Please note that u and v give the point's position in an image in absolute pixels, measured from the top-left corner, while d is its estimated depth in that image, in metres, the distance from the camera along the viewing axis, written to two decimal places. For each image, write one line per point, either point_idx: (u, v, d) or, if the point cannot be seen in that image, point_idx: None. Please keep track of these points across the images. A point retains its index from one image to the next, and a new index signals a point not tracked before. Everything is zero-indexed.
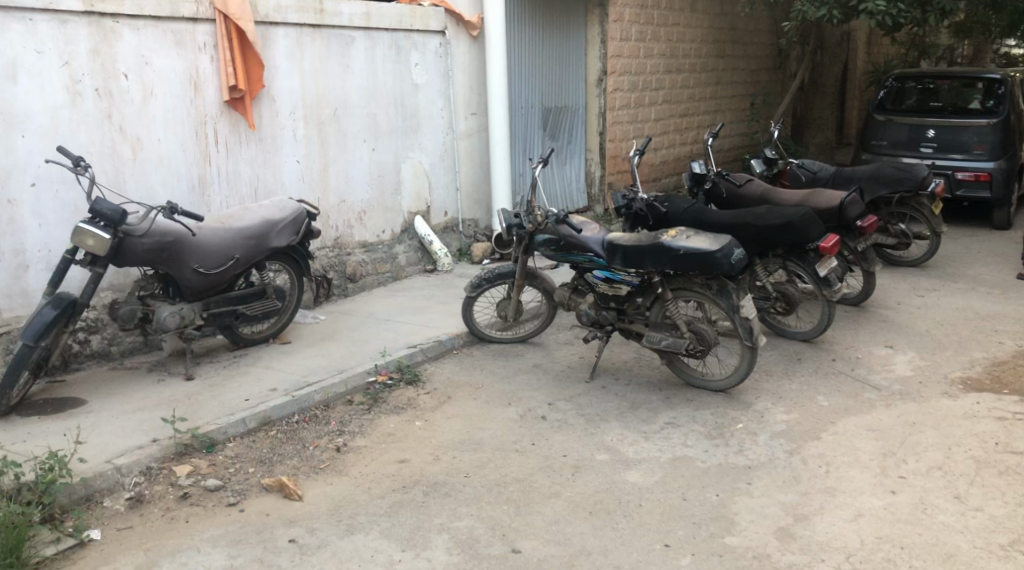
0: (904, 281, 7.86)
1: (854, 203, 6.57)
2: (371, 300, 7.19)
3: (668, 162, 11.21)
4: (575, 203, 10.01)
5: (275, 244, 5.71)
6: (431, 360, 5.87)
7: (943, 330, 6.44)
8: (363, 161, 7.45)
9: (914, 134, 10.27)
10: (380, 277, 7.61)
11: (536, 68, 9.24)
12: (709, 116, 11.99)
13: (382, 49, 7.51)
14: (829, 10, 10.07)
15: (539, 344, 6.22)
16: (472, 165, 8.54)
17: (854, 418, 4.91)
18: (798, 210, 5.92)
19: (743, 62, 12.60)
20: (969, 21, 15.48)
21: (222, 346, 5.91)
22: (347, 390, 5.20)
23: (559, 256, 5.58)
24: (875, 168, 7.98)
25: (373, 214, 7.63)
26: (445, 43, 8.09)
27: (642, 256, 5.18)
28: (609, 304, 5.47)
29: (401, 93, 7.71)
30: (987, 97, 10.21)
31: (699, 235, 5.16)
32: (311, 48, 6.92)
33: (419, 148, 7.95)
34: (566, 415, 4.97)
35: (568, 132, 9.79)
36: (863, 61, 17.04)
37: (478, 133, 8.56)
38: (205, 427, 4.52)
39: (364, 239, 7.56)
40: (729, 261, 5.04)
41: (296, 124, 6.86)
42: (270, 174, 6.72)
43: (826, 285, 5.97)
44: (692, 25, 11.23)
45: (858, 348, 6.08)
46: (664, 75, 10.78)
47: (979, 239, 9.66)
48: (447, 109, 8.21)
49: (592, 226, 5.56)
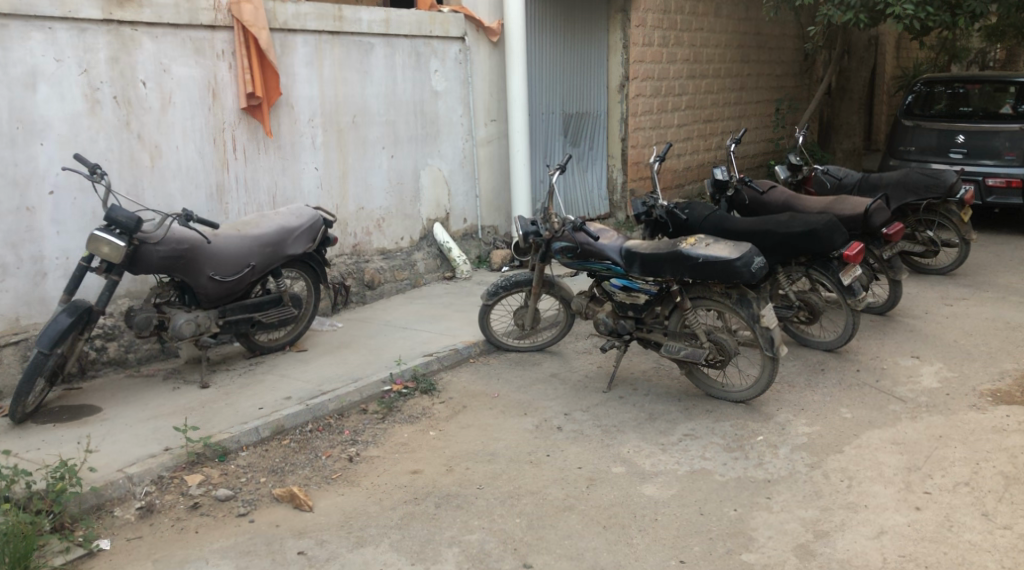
0: (932, 290, 7.70)
1: (880, 210, 6.43)
2: (390, 307, 7.16)
3: (691, 168, 11.10)
4: (597, 210, 9.93)
5: (291, 252, 5.68)
6: (447, 369, 5.82)
7: (972, 340, 6.29)
8: (382, 168, 7.44)
9: (944, 139, 10.14)
10: (399, 284, 7.58)
11: (557, 74, 9.19)
12: (734, 122, 11.87)
13: (401, 56, 7.49)
14: (856, 15, 9.92)
15: (557, 353, 6.15)
16: (493, 172, 8.50)
17: (878, 431, 4.79)
18: (821, 217, 5.80)
19: (769, 67, 12.47)
20: (1000, 24, 15.21)
21: (238, 354, 5.89)
22: (362, 399, 5.16)
23: (577, 264, 5.51)
24: (903, 174, 7.82)
25: (393, 221, 7.60)
26: (466, 49, 8.06)
27: (660, 264, 5.10)
28: (627, 312, 5.40)
29: (420, 100, 7.69)
30: (1019, 101, 9.92)
31: (719, 244, 5.04)
32: (330, 55, 6.91)
33: (438, 155, 7.93)
34: (583, 426, 4.90)
35: (590, 138, 9.73)
36: (892, 65, 16.82)
37: (499, 140, 8.52)
38: (218, 436, 4.50)
39: (382, 247, 7.53)
40: (749, 269, 4.91)
41: (315, 132, 6.85)
42: (289, 182, 6.71)
43: (849, 294, 5.87)
44: (716, 31, 11.12)
45: (884, 359, 5.95)
46: (687, 80, 10.68)
47: (1010, 247, 9.46)
48: (467, 116, 8.18)
49: (608, 234, 5.50)
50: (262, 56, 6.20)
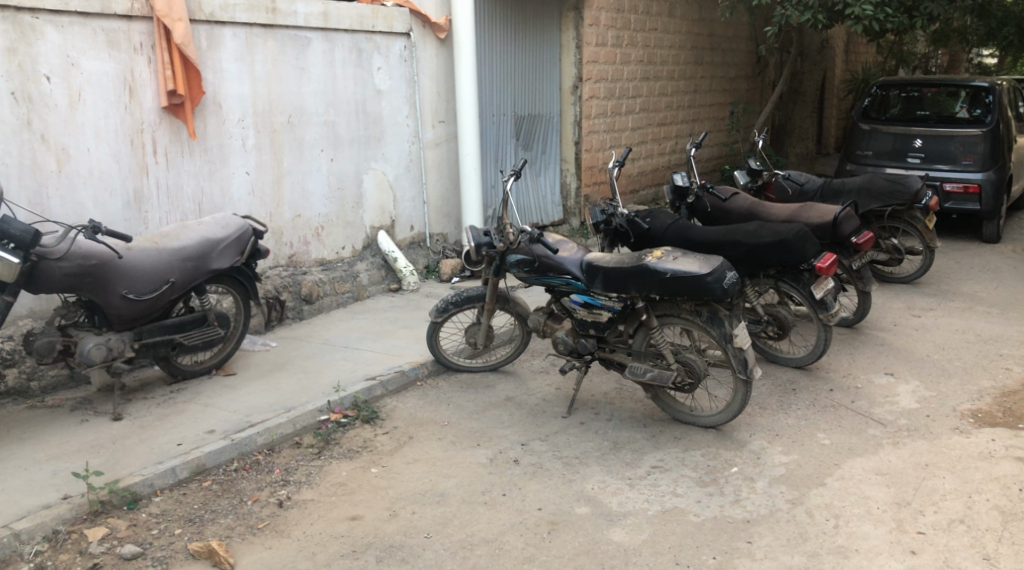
0: (898, 300, 7.42)
1: (849, 218, 6.13)
2: (330, 323, 6.62)
3: (646, 173, 10.76)
4: (550, 216, 9.52)
5: (216, 266, 5.12)
6: (392, 394, 5.31)
7: (945, 355, 5.99)
8: (321, 173, 6.91)
9: (900, 143, 9.87)
10: (340, 298, 7.03)
11: (508, 74, 8.74)
12: (688, 125, 11.56)
13: (341, 52, 6.97)
14: (814, 15, 9.64)
15: (511, 373, 5.69)
16: (441, 177, 8.01)
17: (861, 460, 4.43)
18: (791, 227, 5.45)
19: (723, 70, 12.20)
20: (948, 30, 15.20)
21: (159, 379, 5.32)
22: (295, 430, 4.67)
23: (534, 278, 5.05)
24: (865, 180, 7.68)
25: (333, 229, 7.07)
26: (411, 46, 7.56)
27: (624, 279, 4.67)
28: (588, 330, 4.95)
29: (362, 99, 7.18)
30: (973, 105, 9.80)
31: (688, 258, 4.64)
32: (262, 50, 6.36)
33: (383, 159, 7.42)
34: (542, 459, 4.44)
35: (543, 142, 9.31)
36: (841, 69, 16.75)
37: (447, 142, 8.04)
38: (127, 479, 3.96)
39: (322, 257, 7.00)
40: (721, 285, 4.51)
41: (245, 133, 6.30)
42: (217, 188, 6.14)
43: (822, 308, 5.51)
44: (670, 31, 10.78)
45: (857, 377, 5.61)
46: (641, 82, 10.32)
47: (969, 254, 9.28)
48: (413, 117, 7.68)
49: (568, 246, 5.07)
50: (182, 50, 5.58)
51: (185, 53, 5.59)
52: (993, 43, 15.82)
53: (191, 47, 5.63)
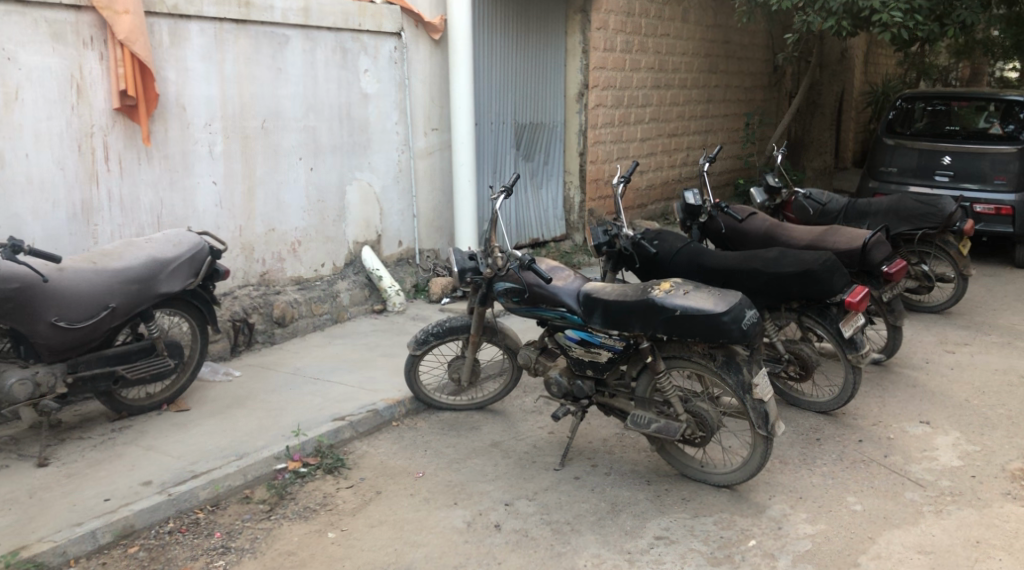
0: (930, 333, 6.78)
1: (880, 244, 5.56)
2: (304, 349, 6.03)
3: (654, 186, 10.15)
4: (551, 231, 8.93)
5: (164, 290, 4.52)
6: (363, 437, 4.71)
7: (987, 400, 5.35)
8: (299, 183, 6.32)
9: (927, 160, 9.23)
10: (318, 320, 6.42)
11: (508, 79, 8.15)
12: (700, 137, 10.95)
13: (324, 52, 6.39)
14: (837, 22, 9.02)
15: (500, 413, 5.07)
16: (434, 189, 7.41)
17: (900, 533, 3.80)
18: (818, 256, 4.83)
19: (738, 79, 11.57)
20: (972, 42, 14.57)
21: (102, 415, 4.72)
22: (246, 483, 4.08)
23: (525, 310, 4.44)
24: (894, 201, 7.08)
25: (311, 244, 6.48)
26: (402, 47, 6.96)
27: (627, 316, 4.05)
28: (584, 371, 4.34)
29: (347, 104, 6.60)
30: (1005, 120, 9.13)
31: (702, 292, 3.99)
32: (233, 48, 5.78)
33: (369, 168, 6.84)
34: (527, 525, 3.84)
35: (545, 152, 8.72)
36: (859, 81, 16.13)
37: (440, 151, 7.42)
38: (35, 546, 3.42)
39: (298, 275, 6.40)
40: (739, 327, 3.86)
41: (213, 138, 5.72)
42: (179, 199, 5.56)
43: (851, 346, 4.88)
44: (682, 37, 10.17)
45: (888, 425, 4.98)
46: (651, 90, 9.70)
47: (1002, 280, 8.62)
48: (404, 124, 7.08)
49: (562, 273, 4.47)
50: (132, 46, 5.00)
51: (134, 49, 5.01)
52: (1018, 57, 15.22)
53: (143, 42, 5.05)
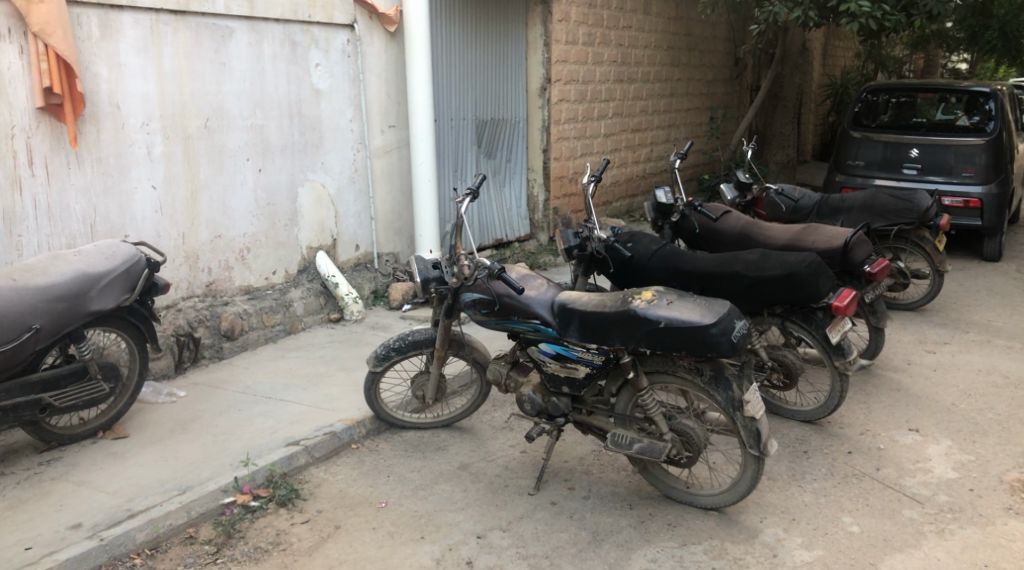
0: (908, 332, 6.58)
1: (861, 243, 5.30)
2: (255, 364, 5.63)
3: (619, 183, 9.87)
4: (516, 231, 8.61)
5: (96, 307, 4.10)
6: (319, 463, 4.35)
7: (974, 404, 5.14)
8: (247, 186, 5.91)
9: (893, 153, 9.01)
10: (270, 332, 6.02)
11: (468, 74, 7.79)
12: (664, 132, 10.69)
13: (272, 45, 5.97)
14: (804, 12, 8.81)
15: (468, 431, 4.73)
16: (392, 189, 7.03)
17: (902, 557, 3.54)
18: (803, 258, 4.56)
19: (700, 72, 11.34)
20: (929, 34, 14.56)
21: (30, 445, 4.29)
22: (190, 520, 3.70)
23: (495, 322, 4.10)
24: (868, 197, 6.87)
25: (261, 250, 6.07)
26: (355, 39, 6.57)
27: (606, 328, 3.74)
28: (560, 388, 4.01)
29: (297, 100, 6.19)
30: (971, 111, 9.00)
31: (687, 302, 3.68)
32: (172, 41, 5.34)
33: (322, 169, 6.44)
34: (502, 560, 3.52)
35: (506, 149, 8.38)
36: (818, 74, 16.04)
37: (398, 150, 7.04)
38: None
39: (246, 284, 5.98)
40: (728, 340, 3.56)
41: (151, 139, 5.28)
42: (114, 205, 5.12)
43: (838, 353, 4.63)
44: (645, 30, 9.90)
45: (877, 434, 4.73)
46: (614, 84, 9.41)
47: (973, 275, 8.48)
48: (358, 121, 6.69)
49: (534, 282, 4.13)
50: (48, 39, 4.57)
51: (51, 42, 4.58)
52: (974, 49, 15.24)
53: (62, 33, 4.63)
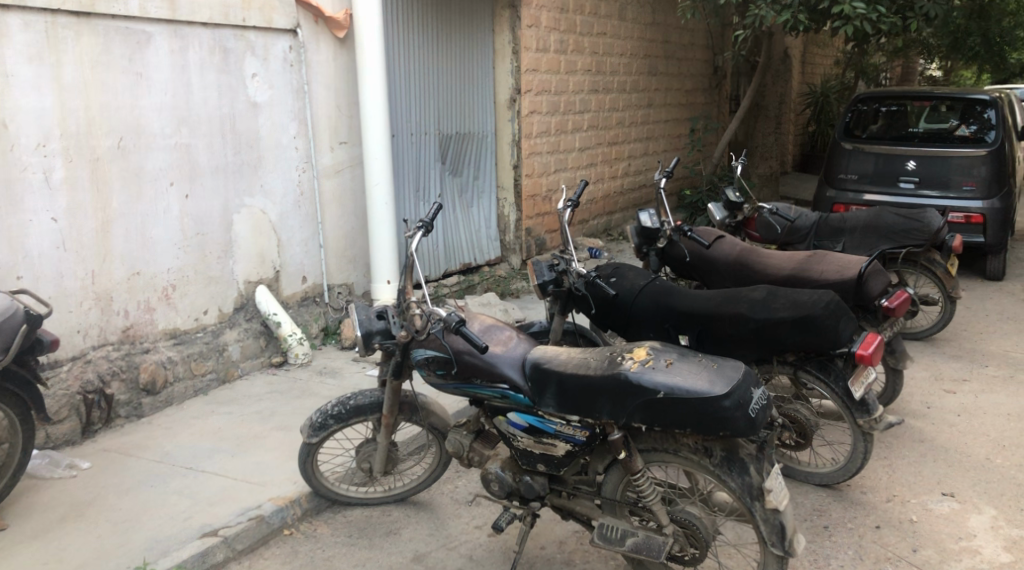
0: (922, 366, 5.92)
1: (877, 274, 4.69)
2: (180, 421, 4.84)
3: (595, 200, 9.17)
4: (485, 254, 7.86)
5: None
6: (241, 558, 3.59)
7: (1012, 458, 4.47)
8: (171, 214, 5.11)
9: (887, 165, 8.09)
10: (199, 382, 5.24)
11: (429, 84, 7.05)
12: (642, 145, 10.00)
13: (199, 53, 5.20)
14: (793, 15, 8.16)
15: (425, 507, 3.97)
16: (343, 214, 6.26)
17: None
18: (819, 298, 3.87)
19: (678, 81, 10.66)
20: (912, 40, 14.04)
21: None
22: None
23: (453, 386, 3.34)
24: (872, 216, 6.18)
25: (189, 288, 5.26)
26: (299, 46, 5.80)
27: (590, 397, 3.01)
28: (535, 466, 3.26)
29: (230, 115, 5.42)
30: (968, 120, 8.13)
31: (691, 365, 2.96)
32: (74, 47, 4.56)
33: (262, 192, 5.67)
34: None
35: (473, 165, 7.65)
36: (797, 82, 15.49)
37: (350, 169, 6.27)
38: None
39: (172, 327, 5.17)
40: (744, 414, 2.83)
41: (50, 162, 4.50)
42: (3, 241, 4.33)
43: (861, 409, 3.92)
44: (620, 36, 9.22)
45: (906, 501, 4.05)
46: (588, 94, 8.71)
47: (979, 296, 7.87)
48: (304, 137, 5.92)
49: (500, 335, 3.37)
50: None
51: None
52: (956, 56, 14.77)
53: None
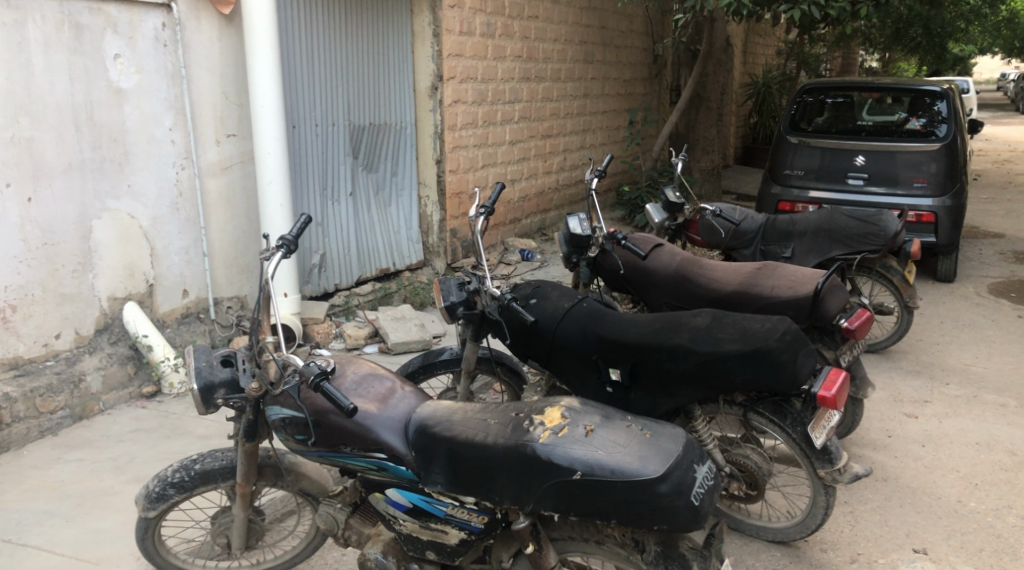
0: (881, 385, 5.37)
1: (834, 290, 4.07)
2: (16, 470, 4.04)
3: (528, 197, 8.49)
4: (406, 258, 7.11)
5: None
6: None
7: (988, 501, 3.93)
8: (8, 221, 4.29)
9: (834, 161, 7.41)
10: (47, 421, 4.44)
11: (335, 69, 6.27)
12: (578, 137, 9.35)
13: (43, 28, 4.36)
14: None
15: None
16: (234, 218, 5.44)
17: None
18: (774, 327, 3.25)
19: (616, 70, 10.02)
20: (855, 32, 13.63)
21: None
22: None
23: (317, 454, 2.62)
24: (824, 218, 5.59)
25: (35, 308, 4.43)
26: (174, 23, 4.97)
27: (487, 471, 2.38)
28: (425, 555, 2.60)
29: (86, 103, 4.58)
30: (917, 111, 7.43)
31: (617, 434, 2.33)
32: None
33: (130, 193, 4.84)
34: None
35: (391, 159, 6.87)
36: (740, 72, 14.98)
37: (242, 165, 5.44)
38: None
39: (11, 356, 4.35)
40: (686, 502, 2.23)
41: None
42: None
43: (823, 458, 3.32)
44: (553, 21, 8.53)
45: (873, 561, 3.46)
46: (519, 83, 8.01)
47: (934, 301, 7.38)
48: (183, 129, 5.08)
49: (379, 386, 2.65)
50: None
51: None
52: (899, 48, 14.39)
53: None
